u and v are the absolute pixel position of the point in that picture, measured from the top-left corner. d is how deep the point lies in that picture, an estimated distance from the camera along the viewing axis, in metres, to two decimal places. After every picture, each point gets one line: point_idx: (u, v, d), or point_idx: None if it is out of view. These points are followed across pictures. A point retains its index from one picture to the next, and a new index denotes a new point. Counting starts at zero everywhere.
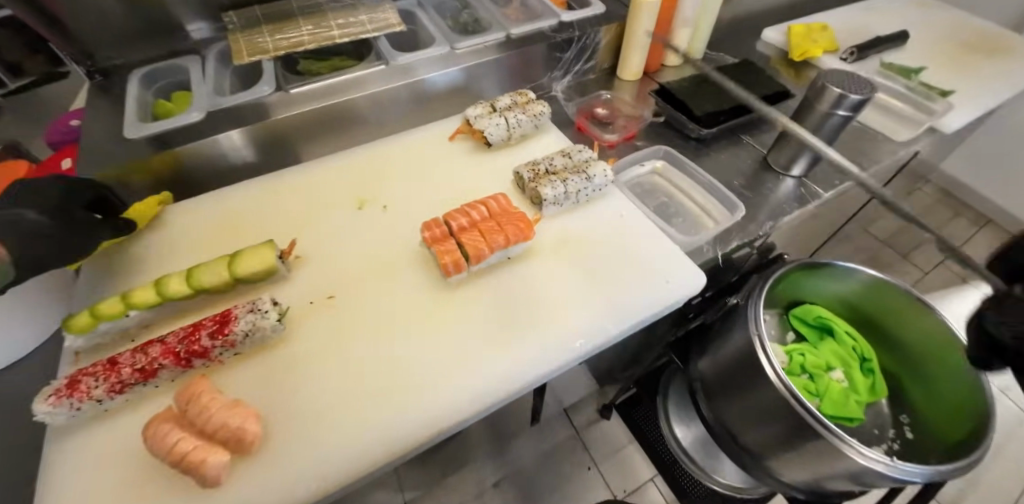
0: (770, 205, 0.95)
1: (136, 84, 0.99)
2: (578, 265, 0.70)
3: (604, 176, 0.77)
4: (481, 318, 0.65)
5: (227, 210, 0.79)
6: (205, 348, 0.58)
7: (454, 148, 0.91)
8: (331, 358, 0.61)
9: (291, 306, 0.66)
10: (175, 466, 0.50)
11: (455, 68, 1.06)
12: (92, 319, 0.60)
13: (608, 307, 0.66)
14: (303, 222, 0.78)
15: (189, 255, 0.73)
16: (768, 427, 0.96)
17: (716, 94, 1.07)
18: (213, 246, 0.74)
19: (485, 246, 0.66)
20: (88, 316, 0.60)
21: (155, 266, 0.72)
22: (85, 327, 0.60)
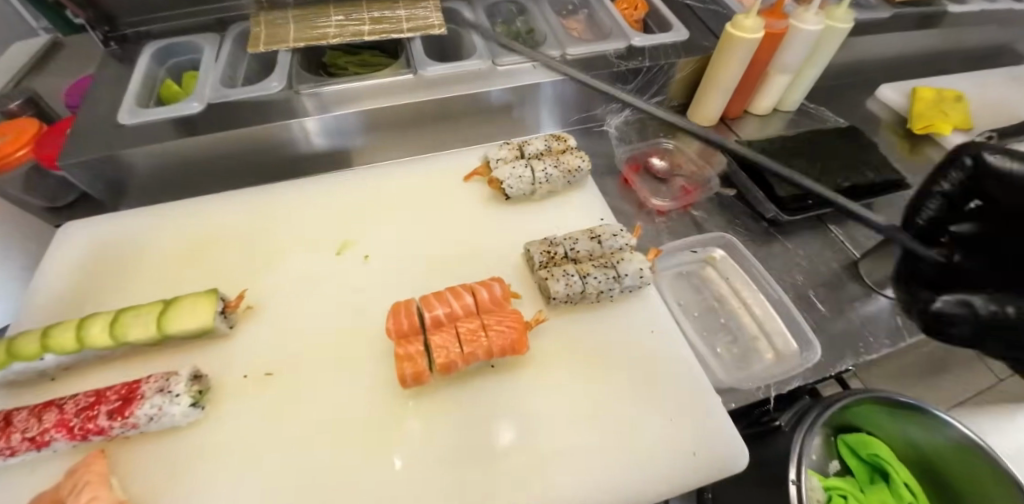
0: (849, 332, 0.74)
1: (147, 59, 0.91)
2: (576, 394, 0.55)
3: (638, 275, 0.59)
4: (439, 449, 0.51)
5: (200, 229, 0.71)
6: (101, 428, 0.48)
7: (467, 193, 0.77)
8: (247, 464, 0.50)
9: (221, 380, 0.55)
10: None
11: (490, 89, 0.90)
12: (4, 357, 0.53)
13: (603, 472, 0.50)
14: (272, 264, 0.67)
15: (144, 280, 0.66)
16: None
17: (807, 170, 0.85)
18: (173, 273, 0.66)
19: (458, 357, 0.51)
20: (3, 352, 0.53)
21: (106, 286, 0.65)
22: None
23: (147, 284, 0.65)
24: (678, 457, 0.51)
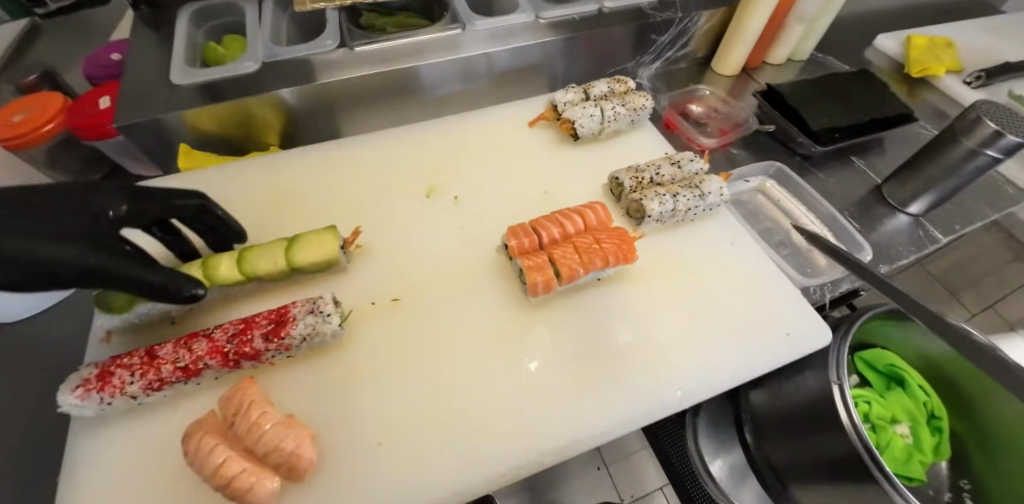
0: (879, 245, 0.83)
1: (186, 22, 0.87)
2: (680, 295, 0.60)
3: (719, 194, 0.65)
4: (566, 346, 0.56)
5: (284, 178, 0.71)
6: (257, 351, 0.49)
7: (533, 136, 0.80)
8: (394, 371, 0.53)
9: (351, 306, 0.57)
10: (219, 490, 0.43)
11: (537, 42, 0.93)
12: (133, 299, 0.52)
13: (717, 353, 0.56)
14: (365, 208, 0.69)
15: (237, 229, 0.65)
16: None
17: (834, 107, 0.93)
18: (268, 221, 0.67)
19: (581, 267, 0.56)
20: (128, 295, 0.52)
21: None
22: (121, 307, 0.52)
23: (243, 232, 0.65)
24: (779, 339, 0.56)
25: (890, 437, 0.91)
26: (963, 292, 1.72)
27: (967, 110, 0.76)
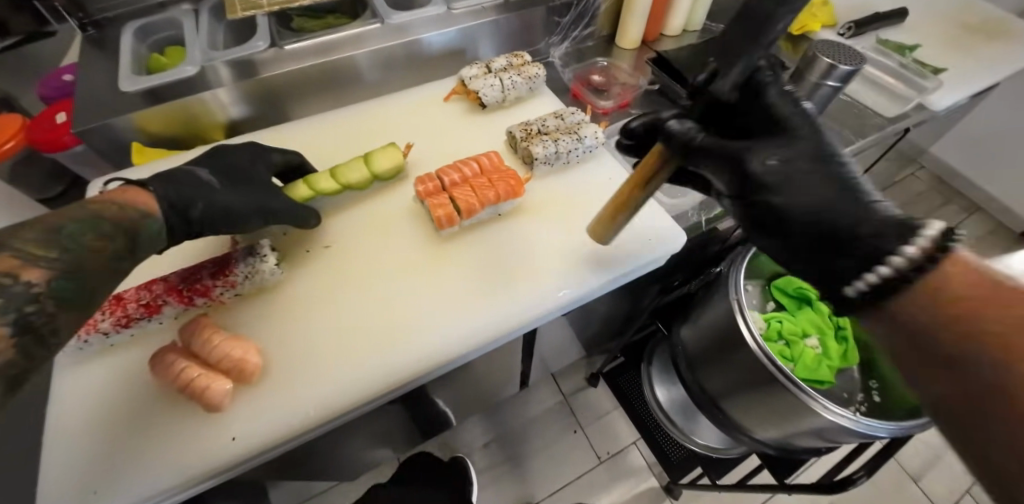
0: None
1: (129, 37, 0.96)
2: (567, 221, 0.73)
3: (595, 137, 0.78)
4: (471, 267, 0.69)
5: None
6: (207, 287, 0.59)
7: (449, 109, 0.92)
8: (325, 300, 0.64)
9: (288, 254, 0.68)
10: (182, 391, 0.53)
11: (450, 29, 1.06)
12: (310, 191, 0.70)
13: (593, 262, 0.70)
14: None
15: None
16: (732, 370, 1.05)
17: (712, 62, 1.08)
18: None
19: (476, 201, 0.68)
20: (305, 187, 0.70)
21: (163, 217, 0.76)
22: (302, 197, 0.69)
23: None
24: (642, 243, 0.71)
25: (801, 348, 1.14)
26: None
27: (807, 50, 0.90)
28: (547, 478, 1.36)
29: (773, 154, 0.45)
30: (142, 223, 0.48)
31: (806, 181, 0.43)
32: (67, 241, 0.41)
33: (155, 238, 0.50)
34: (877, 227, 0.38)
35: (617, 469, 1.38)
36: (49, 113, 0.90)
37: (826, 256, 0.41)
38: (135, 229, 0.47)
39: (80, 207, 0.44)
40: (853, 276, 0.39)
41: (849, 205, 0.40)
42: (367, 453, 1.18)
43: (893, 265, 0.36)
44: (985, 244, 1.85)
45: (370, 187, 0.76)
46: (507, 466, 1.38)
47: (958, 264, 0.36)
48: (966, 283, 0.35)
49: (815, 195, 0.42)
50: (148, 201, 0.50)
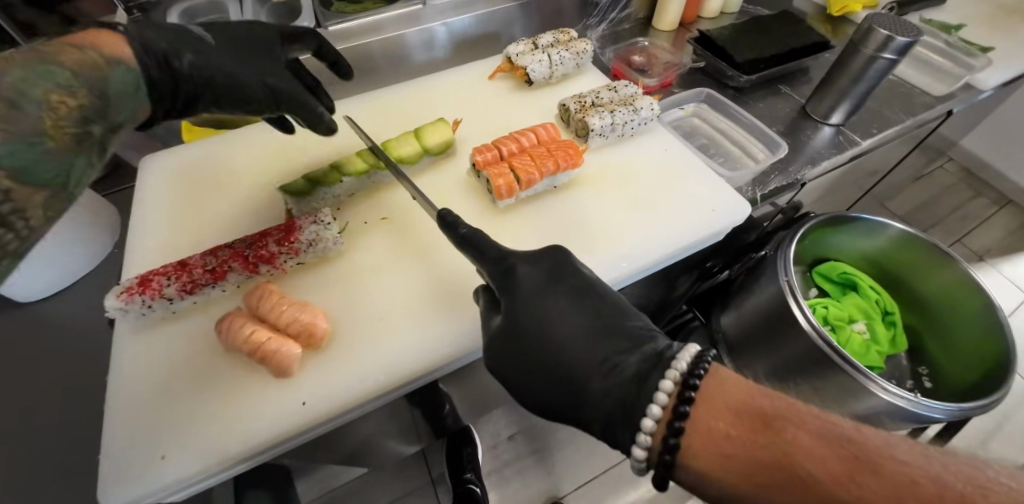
0: (807, 153, 0.95)
1: (174, 18, 0.96)
2: (625, 192, 0.72)
3: (651, 109, 0.77)
4: (532, 238, 0.68)
5: (276, 141, 0.79)
6: (272, 254, 0.58)
7: (493, 87, 0.92)
8: (386, 270, 0.63)
9: (348, 224, 0.67)
10: (252, 356, 0.52)
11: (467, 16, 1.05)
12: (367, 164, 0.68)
13: (657, 233, 0.68)
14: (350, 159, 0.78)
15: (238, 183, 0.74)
16: (779, 352, 1.02)
17: (755, 40, 1.06)
18: (266, 174, 0.75)
19: (535, 171, 0.67)
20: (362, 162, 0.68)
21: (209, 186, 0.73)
22: (359, 171, 0.68)
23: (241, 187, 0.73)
24: (706, 214, 0.70)
25: (848, 333, 1.09)
26: (930, 227, 1.82)
27: (862, 23, 0.87)
28: (572, 472, 1.31)
29: (526, 316, 0.48)
30: (110, 72, 0.40)
31: (553, 338, 0.47)
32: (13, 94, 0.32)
33: (127, 91, 0.42)
34: (616, 374, 0.44)
35: None
36: None
37: (579, 406, 0.45)
38: (101, 79, 0.39)
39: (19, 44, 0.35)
40: (626, 435, 0.42)
41: (593, 350, 0.46)
42: (394, 442, 1.15)
43: (644, 444, 0.39)
44: (1020, 238, 1.78)
45: (420, 163, 0.74)
46: (533, 459, 1.33)
47: (702, 400, 0.37)
48: (714, 439, 0.35)
49: (561, 348, 0.47)
50: (122, 48, 0.42)
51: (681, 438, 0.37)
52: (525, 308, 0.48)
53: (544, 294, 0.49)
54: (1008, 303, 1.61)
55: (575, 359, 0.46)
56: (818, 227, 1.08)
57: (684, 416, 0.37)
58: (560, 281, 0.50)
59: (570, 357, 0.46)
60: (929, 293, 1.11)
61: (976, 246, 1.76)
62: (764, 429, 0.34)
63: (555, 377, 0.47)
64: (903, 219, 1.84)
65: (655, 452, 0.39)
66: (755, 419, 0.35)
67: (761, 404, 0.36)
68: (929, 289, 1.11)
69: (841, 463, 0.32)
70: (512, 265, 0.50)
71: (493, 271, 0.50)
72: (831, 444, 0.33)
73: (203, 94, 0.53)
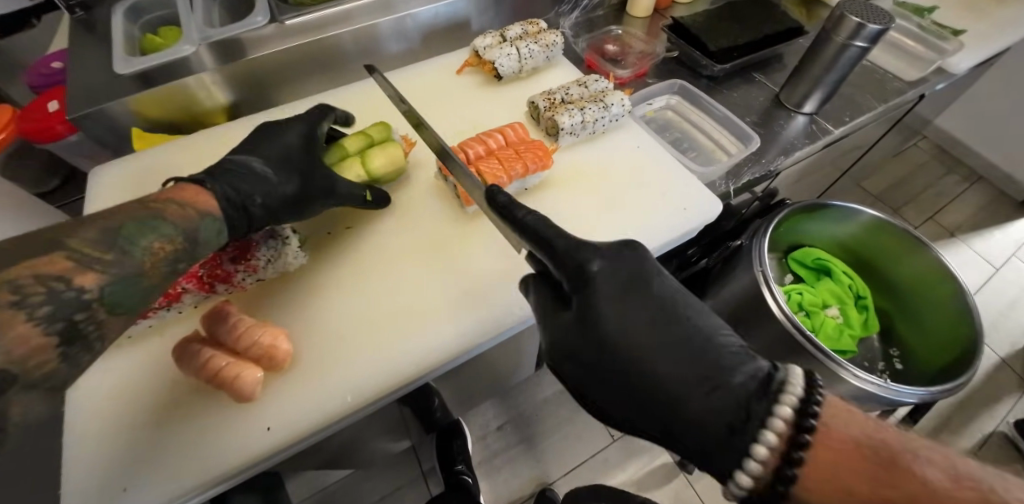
0: (781, 143, 0.94)
1: (121, 17, 0.91)
2: (597, 192, 0.71)
3: (622, 105, 0.75)
4: (502, 244, 0.66)
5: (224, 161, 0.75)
6: (228, 273, 0.56)
7: (462, 82, 0.89)
8: (355, 284, 0.61)
9: (309, 236, 0.65)
10: (210, 383, 0.50)
11: (436, 5, 1.00)
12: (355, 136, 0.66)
13: (628, 234, 0.67)
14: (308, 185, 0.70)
15: None
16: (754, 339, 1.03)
17: (730, 27, 1.04)
18: None
19: (503, 174, 0.65)
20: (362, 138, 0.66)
21: None
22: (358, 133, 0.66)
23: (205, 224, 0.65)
24: (677, 213, 0.69)
25: (822, 317, 1.11)
26: (904, 205, 1.85)
27: (833, 10, 0.85)
28: (562, 459, 1.32)
29: (596, 314, 0.43)
30: (200, 224, 0.44)
31: (618, 336, 0.42)
32: (124, 244, 0.37)
33: (212, 237, 0.45)
34: (721, 390, 0.38)
35: (630, 447, 1.34)
36: (41, 102, 0.84)
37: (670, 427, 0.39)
38: (192, 229, 0.43)
39: (142, 208, 0.40)
40: (718, 461, 0.37)
41: (684, 366, 0.40)
42: (379, 442, 1.14)
43: (752, 474, 0.34)
44: (988, 213, 1.83)
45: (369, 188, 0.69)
46: (521, 449, 1.34)
47: (817, 448, 0.34)
48: (829, 472, 0.33)
49: (652, 372, 0.40)
50: (204, 199, 0.46)
51: (800, 468, 0.33)
52: (602, 314, 0.43)
53: (617, 300, 0.43)
54: (977, 279, 1.65)
55: (655, 371, 0.40)
56: (792, 216, 1.08)
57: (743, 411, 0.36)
58: (637, 291, 0.44)
59: (622, 361, 0.42)
60: (900, 277, 1.13)
61: (947, 223, 1.80)
62: (867, 460, 0.33)
63: (643, 396, 0.41)
64: (877, 198, 1.87)
65: (765, 481, 0.35)
66: (852, 449, 0.34)
67: (856, 436, 0.34)
68: (899, 273, 1.13)
69: (870, 453, 0.33)
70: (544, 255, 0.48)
71: (565, 272, 0.45)
72: (872, 446, 0.33)
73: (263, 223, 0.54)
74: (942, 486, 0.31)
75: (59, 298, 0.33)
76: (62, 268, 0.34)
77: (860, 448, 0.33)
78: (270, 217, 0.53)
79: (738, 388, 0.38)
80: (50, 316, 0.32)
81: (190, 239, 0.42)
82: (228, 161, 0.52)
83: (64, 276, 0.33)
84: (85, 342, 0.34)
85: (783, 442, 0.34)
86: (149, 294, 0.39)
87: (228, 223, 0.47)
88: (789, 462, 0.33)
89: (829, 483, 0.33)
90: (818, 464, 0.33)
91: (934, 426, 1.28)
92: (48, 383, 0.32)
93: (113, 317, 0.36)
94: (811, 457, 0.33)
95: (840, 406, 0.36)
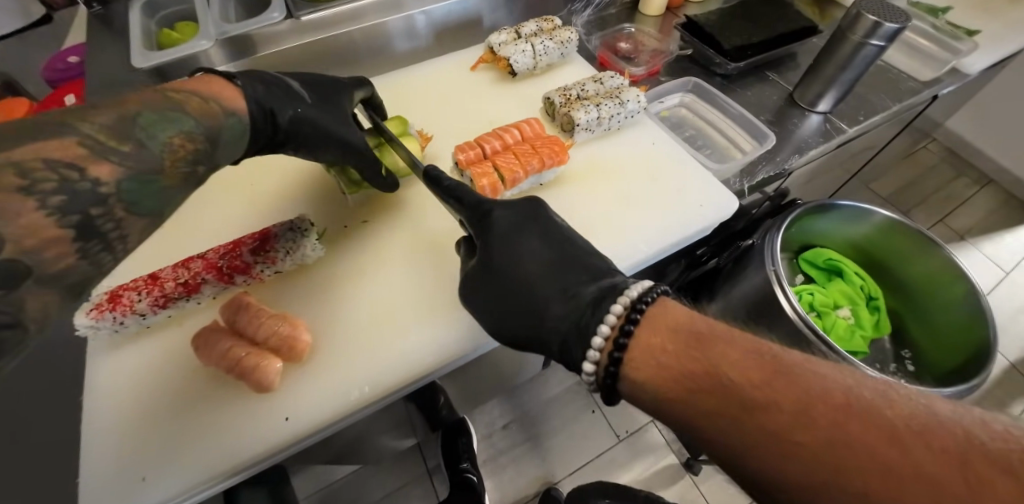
0: (794, 141, 0.94)
1: (138, 12, 0.91)
2: (612, 189, 0.71)
3: (637, 101, 0.75)
4: None
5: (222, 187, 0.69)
6: (247, 264, 0.56)
7: (476, 78, 0.89)
8: (369, 277, 0.61)
9: (326, 230, 0.65)
10: (230, 372, 0.50)
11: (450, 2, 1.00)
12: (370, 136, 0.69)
13: (644, 231, 0.67)
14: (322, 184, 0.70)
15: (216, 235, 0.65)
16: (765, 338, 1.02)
17: (744, 25, 1.03)
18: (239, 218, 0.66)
19: (519, 169, 0.65)
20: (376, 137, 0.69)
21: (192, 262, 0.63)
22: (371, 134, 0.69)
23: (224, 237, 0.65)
24: (693, 210, 0.69)
25: (833, 318, 1.10)
26: (913, 208, 1.84)
27: (850, 8, 0.85)
28: (567, 458, 1.32)
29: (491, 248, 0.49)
30: (224, 122, 0.43)
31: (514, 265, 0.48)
32: (141, 135, 0.35)
33: (235, 136, 0.45)
34: (575, 303, 0.44)
35: (636, 447, 1.33)
36: (58, 95, 0.85)
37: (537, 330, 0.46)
38: (214, 130, 0.42)
39: (165, 97, 0.39)
40: (577, 354, 0.42)
41: (557, 283, 0.46)
42: (386, 438, 1.14)
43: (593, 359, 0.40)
44: (999, 216, 1.81)
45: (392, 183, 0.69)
46: (527, 447, 1.33)
47: (649, 325, 0.38)
48: (654, 355, 0.36)
49: (527, 286, 0.47)
50: (234, 99, 0.46)
51: (624, 352, 0.37)
52: (498, 246, 0.49)
53: (514, 235, 0.50)
54: (988, 282, 1.64)
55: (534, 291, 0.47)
56: (803, 216, 1.08)
57: (625, 345, 0.37)
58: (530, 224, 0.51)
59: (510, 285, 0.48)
60: (912, 278, 1.13)
61: (958, 226, 1.78)
62: (698, 345, 0.35)
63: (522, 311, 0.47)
64: (887, 200, 1.86)
65: (603, 366, 0.39)
66: (691, 338, 0.36)
67: (701, 326, 0.37)
68: (911, 274, 1.12)
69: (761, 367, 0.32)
70: (490, 212, 0.51)
71: (470, 215, 0.52)
72: (760, 358, 0.33)
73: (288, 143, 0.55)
74: (752, 367, 0.32)
75: (72, 188, 0.30)
76: (74, 155, 0.31)
77: (690, 334, 0.36)
78: (291, 135, 0.54)
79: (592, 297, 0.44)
80: (61, 209, 0.30)
81: (210, 140, 0.41)
82: (266, 73, 0.54)
83: (77, 164, 0.31)
84: (103, 239, 0.33)
85: (615, 332, 0.39)
86: (166, 193, 0.37)
87: (252, 126, 0.48)
88: (616, 347, 0.38)
89: (649, 358, 0.36)
90: (644, 345, 0.37)
91: None
92: (65, 279, 0.31)
93: (130, 216, 0.34)
94: (635, 339, 0.37)
95: (693, 312, 0.39)
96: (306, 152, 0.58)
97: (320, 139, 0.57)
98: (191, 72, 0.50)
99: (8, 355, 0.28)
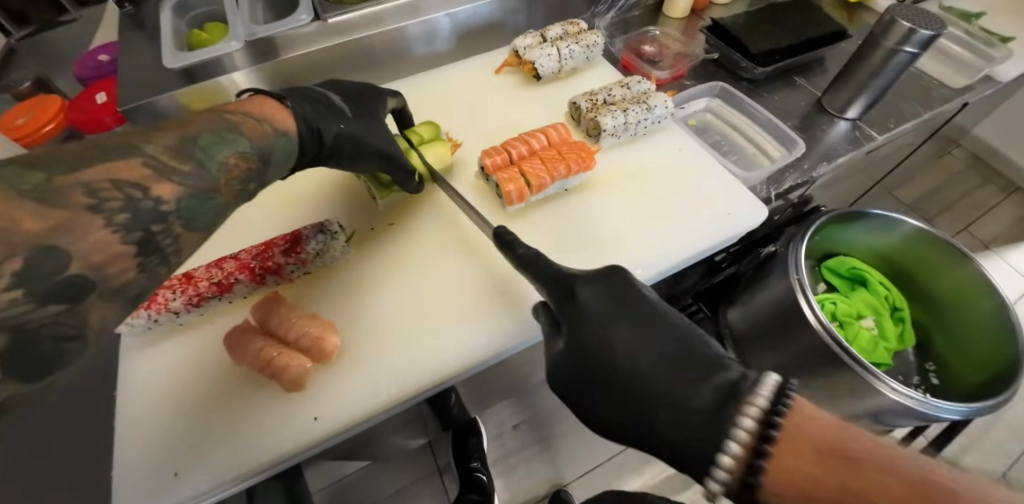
0: (822, 148, 0.92)
1: (168, 13, 0.93)
2: (638, 195, 0.70)
3: (665, 107, 0.74)
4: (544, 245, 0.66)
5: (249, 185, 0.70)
6: (279, 265, 0.57)
7: (500, 81, 0.89)
8: (395, 280, 0.62)
9: (354, 232, 0.65)
10: (263, 372, 0.51)
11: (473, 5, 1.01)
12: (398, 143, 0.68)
13: (671, 240, 0.66)
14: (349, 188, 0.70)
15: (245, 232, 0.66)
16: (785, 347, 1.00)
17: (772, 30, 1.02)
18: (267, 216, 0.67)
19: (546, 175, 0.65)
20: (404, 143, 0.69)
21: (215, 253, 0.64)
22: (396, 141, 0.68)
23: (252, 236, 0.66)
24: (721, 219, 0.68)
25: (857, 329, 1.08)
26: (936, 216, 1.80)
27: (883, 14, 0.83)
28: (577, 460, 1.32)
29: (598, 337, 0.46)
30: (276, 141, 0.44)
31: (621, 365, 0.45)
32: (200, 155, 0.35)
33: (285, 158, 0.45)
34: (689, 408, 0.40)
35: (648, 453, 1.33)
36: (89, 93, 0.87)
37: (646, 426, 0.43)
38: (267, 149, 0.42)
39: (218, 117, 0.40)
40: (698, 462, 0.39)
41: (666, 373, 0.43)
42: (398, 437, 1.14)
43: (719, 480, 0.36)
44: None
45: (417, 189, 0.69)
46: (538, 449, 1.33)
47: (788, 434, 0.34)
48: (792, 476, 0.33)
49: (631, 376, 0.44)
50: (285, 120, 0.46)
51: (760, 476, 0.34)
52: (590, 333, 0.47)
53: (609, 320, 0.47)
54: (1013, 293, 1.60)
55: (637, 373, 0.44)
56: (829, 224, 1.06)
57: (767, 454, 0.34)
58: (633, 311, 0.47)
59: (593, 362, 0.46)
60: (939, 290, 1.10)
61: (982, 234, 1.74)
62: (845, 468, 0.31)
63: (633, 403, 0.43)
64: (909, 208, 1.82)
65: (732, 489, 0.36)
66: (833, 456, 0.32)
67: (840, 442, 0.33)
68: (937, 286, 1.10)
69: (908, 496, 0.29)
70: (575, 289, 0.49)
71: (556, 296, 0.50)
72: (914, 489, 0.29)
73: (330, 160, 0.55)
74: (902, 495, 0.29)
75: (137, 208, 0.30)
76: (139, 175, 0.31)
77: (832, 454, 0.32)
78: (335, 152, 0.54)
79: (728, 389, 0.40)
80: (128, 225, 0.30)
81: (262, 159, 0.42)
82: (308, 91, 0.55)
83: (142, 185, 0.31)
84: (161, 254, 0.33)
85: (747, 450, 0.35)
86: (221, 209, 0.37)
87: (303, 145, 0.49)
88: (753, 469, 0.34)
89: (800, 491, 0.32)
90: (785, 465, 0.33)
91: (966, 444, 1.21)
92: (126, 293, 0.30)
93: (189, 232, 0.34)
94: (779, 452, 0.33)
95: (826, 417, 0.35)
96: (347, 165, 0.58)
97: (361, 153, 0.57)
98: (236, 94, 0.50)
99: (64, 366, 0.28)
